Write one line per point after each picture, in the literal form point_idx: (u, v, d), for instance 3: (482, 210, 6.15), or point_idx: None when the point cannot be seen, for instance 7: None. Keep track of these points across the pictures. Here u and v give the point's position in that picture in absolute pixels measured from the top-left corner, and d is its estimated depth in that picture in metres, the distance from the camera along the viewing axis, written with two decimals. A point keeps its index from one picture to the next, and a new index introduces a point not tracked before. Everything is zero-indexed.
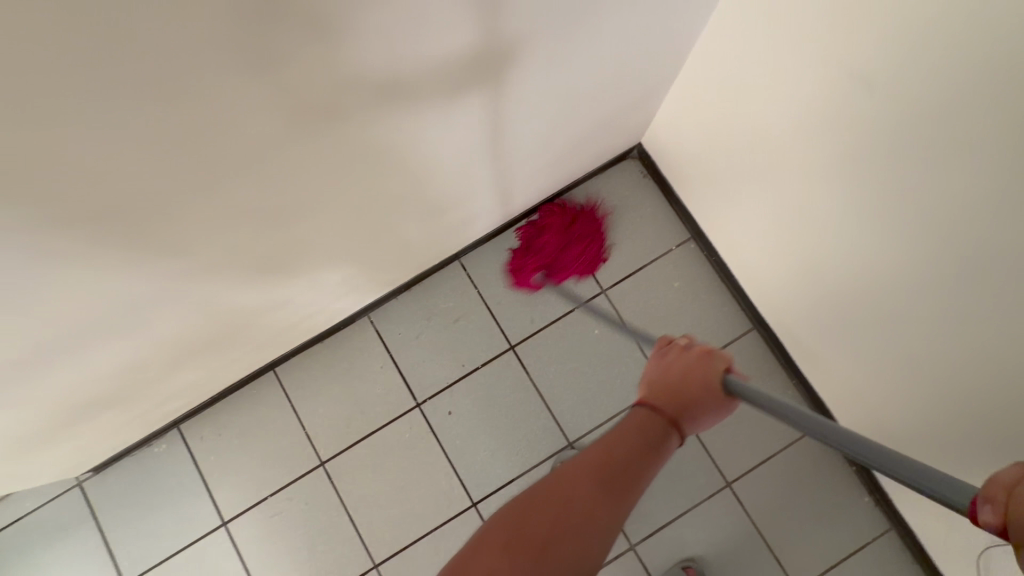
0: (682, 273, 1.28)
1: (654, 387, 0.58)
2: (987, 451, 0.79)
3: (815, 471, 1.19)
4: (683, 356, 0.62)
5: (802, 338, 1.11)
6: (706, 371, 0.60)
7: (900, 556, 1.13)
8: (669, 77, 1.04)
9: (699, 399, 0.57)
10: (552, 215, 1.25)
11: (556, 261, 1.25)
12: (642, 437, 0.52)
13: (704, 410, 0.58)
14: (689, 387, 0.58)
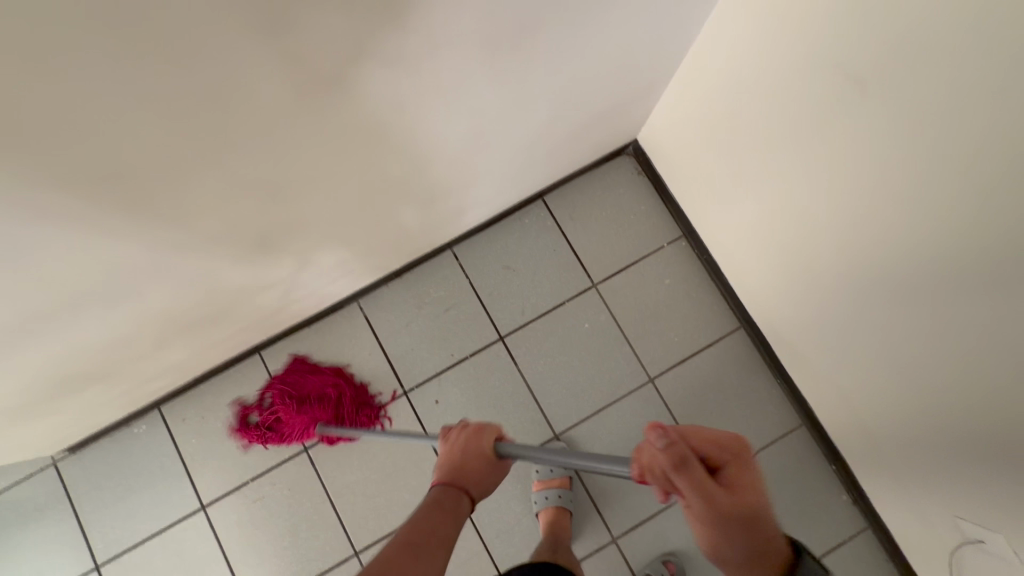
0: (672, 271, 1.29)
1: (448, 469, 0.66)
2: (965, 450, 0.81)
3: (795, 469, 1.21)
4: (460, 434, 0.69)
5: (788, 338, 1.12)
6: (479, 445, 0.68)
7: (875, 553, 1.16)
8: (667, 75, 1.05)
9: (481, 475, 0.66)
10: (288, 377, 1.24)
11: (284, 424, 1.22)
12: (429, 519, 0.59)
13: (485, 484, 0.67)
14: (469, 467, 0.66)
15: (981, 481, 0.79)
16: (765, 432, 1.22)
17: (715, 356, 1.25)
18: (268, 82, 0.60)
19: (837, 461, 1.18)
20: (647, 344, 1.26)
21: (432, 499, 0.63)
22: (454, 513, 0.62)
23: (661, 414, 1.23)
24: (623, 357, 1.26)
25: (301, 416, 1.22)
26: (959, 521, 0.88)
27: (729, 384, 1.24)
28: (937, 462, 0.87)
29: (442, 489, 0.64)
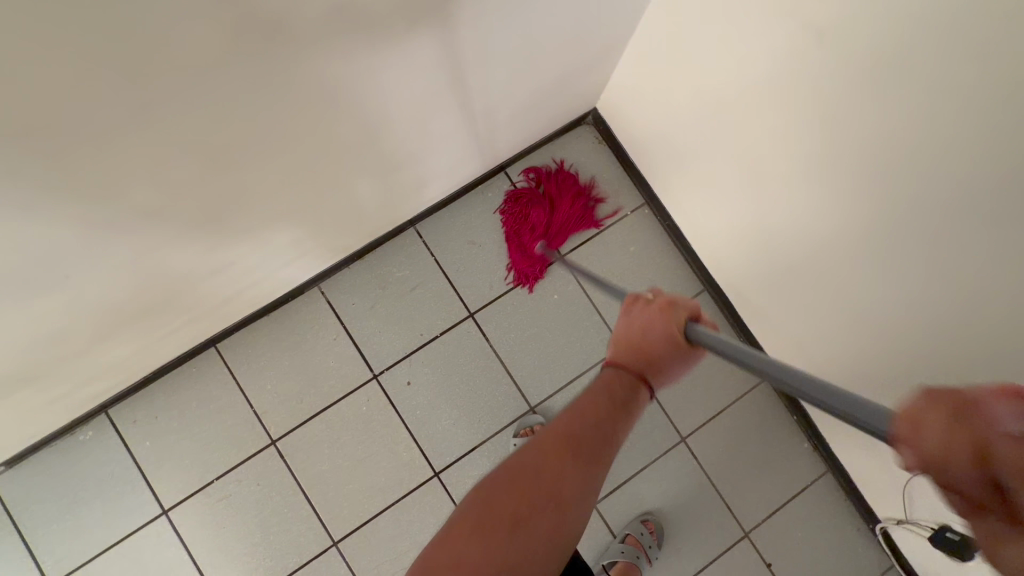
0: (637, 238, 1.30)
1: (625, 348, 0.60)
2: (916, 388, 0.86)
3: (761, 422, 1.26)
4: (646, 308, 0.61)
5: (750, 296, 1.16)
6: (667, 325, 0.59)
7: (835, 494, 1.23)
8: (625, 37, 1.04)
9: (664, 359, 0.59)
10: (511, 207, 1.27)
11: (522, 251, 1.26)
12: (607, 399, 0.57)
13: (664, 375, 0.61)
14: (654, 346, 0.59)
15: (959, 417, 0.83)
16: (731, 389, 1.26)
17: None
18: (213, 30, 0.55)
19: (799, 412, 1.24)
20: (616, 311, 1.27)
21: (619, 368, 0.59)
22: (635, 393, 0.58)
23: None
24: (594, 325, 1.26)
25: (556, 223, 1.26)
26: None
27: None
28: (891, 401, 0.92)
29: (626, 362, 0.59)
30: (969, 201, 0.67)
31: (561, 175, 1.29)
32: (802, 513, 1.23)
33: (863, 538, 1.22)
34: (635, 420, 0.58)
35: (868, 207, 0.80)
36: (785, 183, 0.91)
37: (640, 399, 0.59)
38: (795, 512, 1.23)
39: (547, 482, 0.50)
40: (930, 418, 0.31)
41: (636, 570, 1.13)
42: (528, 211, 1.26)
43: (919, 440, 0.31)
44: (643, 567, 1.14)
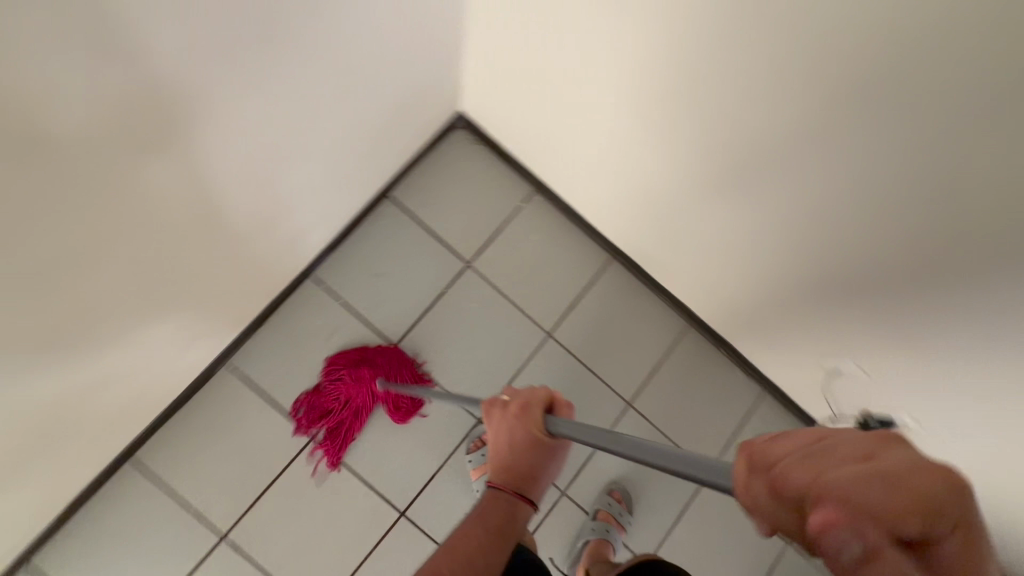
0: (536, 226, 1.31)
1: (498, 465, 0.66)
2: None
3: (695, 366, 1.31)
4: (503, 418, 0.68)
5: (651, 253, 1.21)
6: (525, 425, 0.66)
7: (776, 410, 1.31)
8: (461, 36, 1.04)
9: (532, 459, 0.65)
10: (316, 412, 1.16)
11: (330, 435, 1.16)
12: (486, 522, 0.61)
13: (538, 478, 0.66)
14: (519, 451, 0.65)
15: (864, 314, 0.92)
16: (661, 343, 1.31)
17: (601, 292, 1.31)
18: None
19: (726, 347, 1.31)
20: (535, 301, 1.29)
21: (496, 487, 0.65)
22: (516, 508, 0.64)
23: (569, 362, 1.27)
24: (518, 320, 1.27)
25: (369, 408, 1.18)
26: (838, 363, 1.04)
27: (620, 312, 1.31)
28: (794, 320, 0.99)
29: (501, 482, 0.65)
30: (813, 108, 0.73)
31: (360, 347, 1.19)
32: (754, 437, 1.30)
33: None
34: (522, 532, 0.63)
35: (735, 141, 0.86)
36: (658, 137, 0.96)
37: (522, 514, 0.64)
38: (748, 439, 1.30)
39: None
40: (753, 470, 0.32)
41: (611, 545, 1.16)
42: (331, 391, 1.17)
43: (747, 487, 0.32)
44: (616, 539, 1.17)
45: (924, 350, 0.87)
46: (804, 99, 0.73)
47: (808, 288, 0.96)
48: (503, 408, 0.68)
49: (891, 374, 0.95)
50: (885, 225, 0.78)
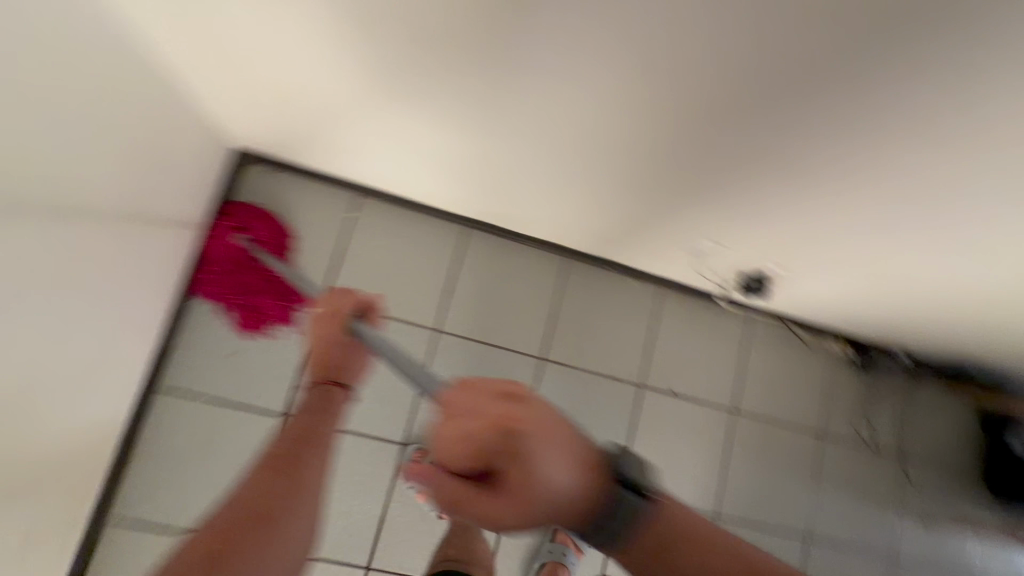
0: (376, 230, 1.22)
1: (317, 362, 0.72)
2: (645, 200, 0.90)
3: (589, 295, 1.29)
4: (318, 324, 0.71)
5: (496, 211, 1.15)
6: (333, 329, 0.71)
7: (678, 300, 1.32)
8: (182, 85, 0.87)
9: (346, 359, 0.71)
10: (211, 284, 1.10)
11: (237, 300, 1.11)
12: (311, 411, 0.68)
13: (355, 370, 0.72)
14: (333, 351, 0.71)
15: (698, 194, 0.90)
16: (548, 288, 1.28)
17: (470, 267, 1.25)
18: None
19: (609, 264, 1.28)
20: (410, 304, 1.21)
21: (316, 382, 0.71)
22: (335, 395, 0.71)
23: (467, 348, 1.22)
24: (401, 331, 1.20)
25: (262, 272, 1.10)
26: (703, 243, 1.03)
27: (497, 277, 1.26)
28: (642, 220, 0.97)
29: (321, 377, 0.71)
30: (549, 45, 0.65)
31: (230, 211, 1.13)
32: (669, 334, 1.31)
33: (719, 315, 1.34)
34: (342, 417, 0.70)
35: (509, 98, 0.77)
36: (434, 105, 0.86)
37: (341, 399, 0.71)
38: (664, 338, 1.31)
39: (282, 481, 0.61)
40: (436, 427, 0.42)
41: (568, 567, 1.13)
42: (220, 259, 1.11)
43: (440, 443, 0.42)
44: (572, 560, 1.14)
45: (765, 201, 0.86)
46: (539, 40, 0.65)
47: (640, 189, 0.93)
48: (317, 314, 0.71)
49: (742, 233, 0.96)
50: (667, 119, 0.74)
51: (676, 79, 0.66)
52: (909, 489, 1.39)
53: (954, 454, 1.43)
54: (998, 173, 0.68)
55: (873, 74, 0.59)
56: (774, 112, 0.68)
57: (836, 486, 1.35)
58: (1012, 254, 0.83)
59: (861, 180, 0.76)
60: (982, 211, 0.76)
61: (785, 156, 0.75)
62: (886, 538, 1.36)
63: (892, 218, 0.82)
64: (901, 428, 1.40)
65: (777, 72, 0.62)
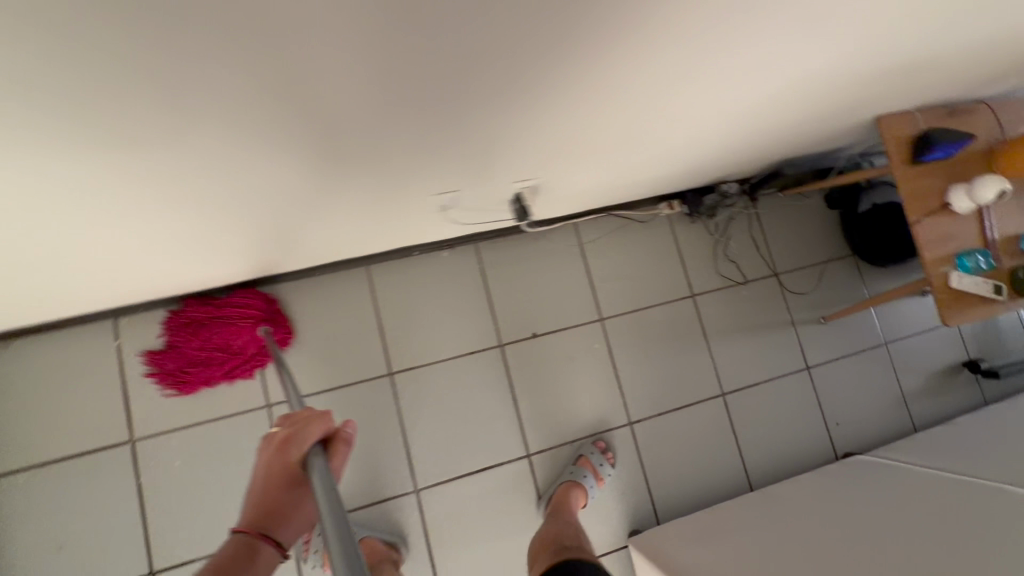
0: (152, 342, 1.09)
1: (254, 498, 0.55)
2: (344, 196, 0.81)
3: (407, 288, 1.22)
4: (270, 452, 0.56)
5: (253, 266, 1.05)
6: (283, 461, 0.55)
7: (495, 246, 1.27)
8: None
9: (288, 499, 0.56)
10: (177, 338, 1.07)
11: (186, 365, 1.07)
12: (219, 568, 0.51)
13: (302, 514, 0.56)
14: (277, 491, 0.56)
15: (400, 175, 0.80)
16: (364, 304, 1.19)
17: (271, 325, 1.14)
18: None
19: (409, 249, 1.21)
20: (227, 396, 1.10)
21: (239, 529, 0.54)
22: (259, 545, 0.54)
23: (309, 404, 1.13)
24: (231, 426, 1.09)
25: (229, 368, 1.08)
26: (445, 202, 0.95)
27: (305, 321, 1.16)
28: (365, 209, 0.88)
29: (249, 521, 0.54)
30: (50, 168, 0.52)
31: (251, 297, 1.11)
32: (503, 282, 1.26)
33: (542, 239, 1.29)
34: None
35: (102, 208, 0.64)
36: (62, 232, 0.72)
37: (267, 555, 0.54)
38: (500, 288, 1.26)
39: None
40: None
41: (586, 490, 1.16)
42: (201, 325, 1.07)
43: None
44: (591, 484, 1.17)
45: (463, 154, 0.77)
46: (39, 168, 0.51)
47: (345, 197, 0.82)
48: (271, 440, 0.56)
49: (472, 178, 0.88)
50: (272, 160, 0.62)
51: (215, 136, 0.53)
52: (796, 300, 1.39)
53: (822, 246, 1.43)
54: (622, 57, 0.59)
55: (393, 58, 0.48)
56: (353, 116, 0.57)
57: (727, 335, 1.34)
58: (712, 86, 0.77)
59: (525, 107, 0.67)
60: (647, 79, 0.68)
61: (420, 131, 0.65)
62: (795, 355, 1.37)
63: (580, 116, 0.74)
64: (760, 249, 1.40)
65: (302, 96, 0.50)
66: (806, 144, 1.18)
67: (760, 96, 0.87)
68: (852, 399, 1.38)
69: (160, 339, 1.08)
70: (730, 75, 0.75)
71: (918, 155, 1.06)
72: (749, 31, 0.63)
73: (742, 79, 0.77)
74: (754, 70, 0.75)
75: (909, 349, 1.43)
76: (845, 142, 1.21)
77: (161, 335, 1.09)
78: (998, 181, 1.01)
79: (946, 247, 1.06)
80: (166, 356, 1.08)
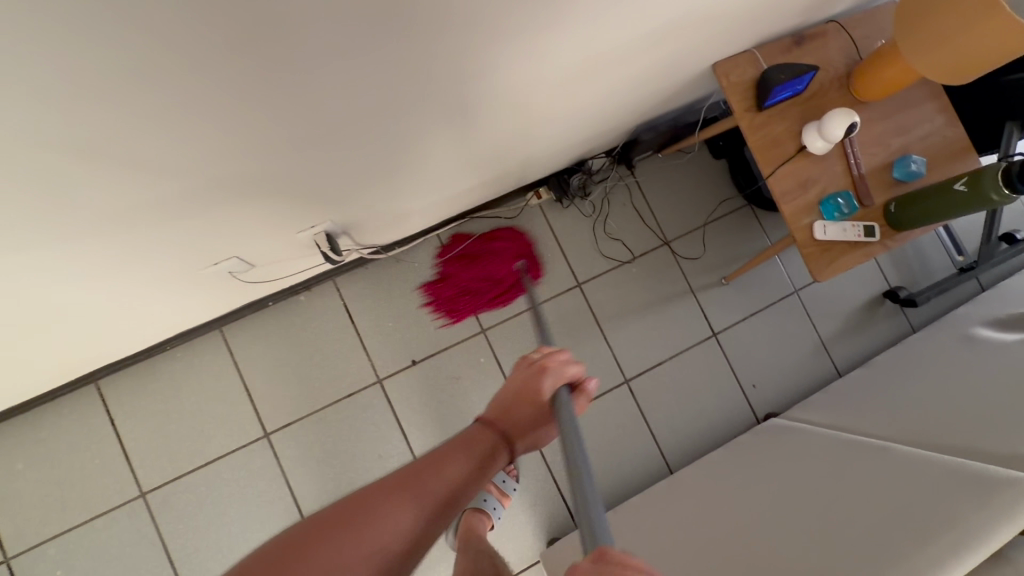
0: (7, 456, 1.05)
1: (500, 400, 0.57)
2: (94, 281, 0.74)
3: (268, 340, 1.16)
4: (524, 371, 0.58)
5: (76, 364, 0.98)
6: (536, 385, 0.56)
7: (354, 277, 1.20)
8: None
9: (527, 418, 0.56)
10: (451, 269, 1.21)
11: (457, 294, 1.21)
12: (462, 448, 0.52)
13: (530, 433, 0.57)
14: (523, 403, 0.56)
15: (138, 251, 0.72)
16: (225, 367, 1.14)
17: (131, 408, 1.10)
18: None
19: (260, 300, 1.14)
20: (98, 494, 1.07)
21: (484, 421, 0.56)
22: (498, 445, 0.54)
23: (186, 484, 1.09)
24: (108, 522, 1.06)
25: (495, 296, 1.22)
26: (236, 261, 0.88)
27: (166, 398, 1.11)
28: (140, 283, 0.81)
29: (492, 417, 0.56)
30: None
31: (512, 234, 1.24)
32: (370, 313, 1.19)
33: (405, 258, 1.21)
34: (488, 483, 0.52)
35: None
36: None
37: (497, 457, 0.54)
38: (366, 319, 1.19)
39: (381, 511, 0.44)
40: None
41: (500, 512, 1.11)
42: (472, 257, 1.21)
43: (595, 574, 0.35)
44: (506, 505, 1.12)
45: (188, 215, 0.68)
46: None
47: (102, 281, 0.76)
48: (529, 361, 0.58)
49: (244, 231, 0.80)
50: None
51: None
52: (691, 266, 1.31)
53: (713, 201, 1.34)
54: (244, 102, 0.50)
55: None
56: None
57: (621, 318, 1.27)
58: (446, 96, 0.68)
59: (199, 167, 0.58)
60: (326, 112, 0.59)
61: (72, 216, 0.57)
62: (698, 325, 1.29)
63: (295, 159, 0.66)
64: (647, 218, 1.31)
65: None
66: (653, 105, 1.08)
67: (528, 86, 0.76)
68: (768, 356, 1.31)
69: (435, 268, 1.22)
70: (459, 78, 0.65)
71: (760, 100, 0.95)
72: (411, 41, 0.53)
73: (476, 82, 0.67)
74: (482, 72, 0.66)
75: (824, 291, 1.35)
76: (696, 93, 1.10)
77: (284, 323, 1.16)
78: (846, 115, 0.91)
79: (806, 194, 0.96)
80: (442, 280, 1.22)
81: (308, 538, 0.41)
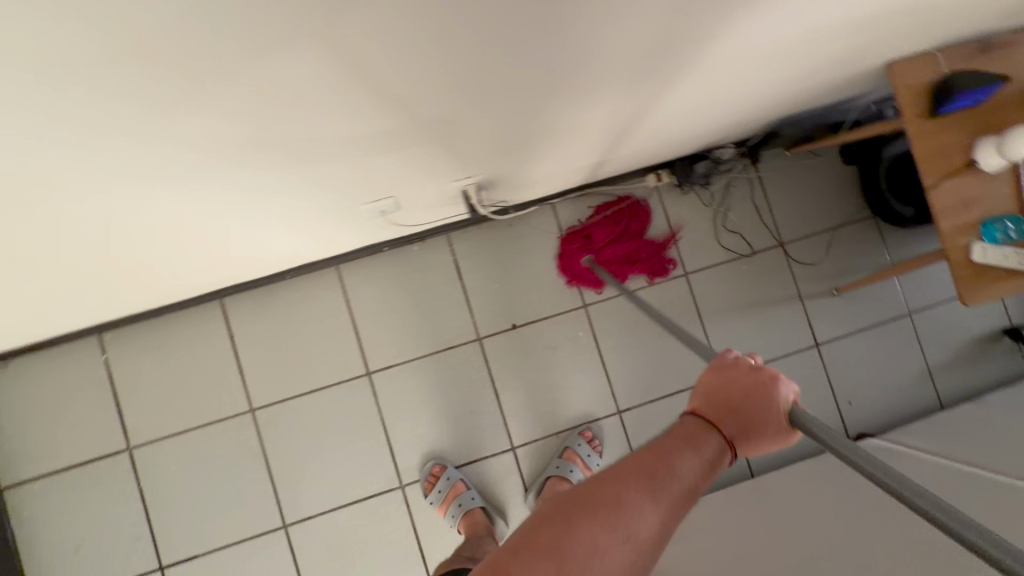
0: (139, 355, 1.13)
1: (715, 395, 0.54)
2: (270, 204, 0.78)
3: (379, 285, 1.19)
4: (742, 375, 0.54)
5: (215, 281, 1.04)
6: (760, 391, 0.53)
7: (468, 235, 1.21)
8: None
9: (753, 422, 0.52)
10: (597, 228, 1.21)
11: (597, 253, 1.21)
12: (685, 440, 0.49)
13: (755, 440, 0.52)
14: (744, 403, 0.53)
15: (325, 184, 0.75)
16: (337, 304, 1.18)
17: (250, 329, 1.16)
18: None
19: (378, 245, 1.17)
20: (213, 403, 1.14)
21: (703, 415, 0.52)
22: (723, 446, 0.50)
23: (291, 407, 1.15)
24: (219, 430, 1.13)
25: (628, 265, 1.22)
26: (383, 203, 0.90)
27: (280, 326, 1.16)
28: (301, 212, 0.84)
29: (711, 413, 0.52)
30: None
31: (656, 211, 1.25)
32: (478, 272, 1.21)
33: (519, 224, 1.22)
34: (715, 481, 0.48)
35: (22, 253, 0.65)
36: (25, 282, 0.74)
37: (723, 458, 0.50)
38: (474, 278, 1.21)
39: (625, 497, 0.42)
40: None
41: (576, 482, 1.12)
42: (620, 221, 1.22)
43: None
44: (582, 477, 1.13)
45: (377, 154, 0.70)
46: None
47: (276, 206, 0.79)
48: (745, 365, 0.55)
49: (407, 174, 0.82)
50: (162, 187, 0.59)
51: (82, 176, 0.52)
52: (803, 271, 1.27)
53: (835, 208, 1.28)
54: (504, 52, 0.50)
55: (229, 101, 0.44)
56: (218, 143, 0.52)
57: (723, 314, 1.25)
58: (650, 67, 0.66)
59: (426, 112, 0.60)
60: (542, 76, 0.59)
61: (300, 143, 0.60)
62: (801, 333, 1.26)
63: (489, 115, 0.67)
64: (765, 216, 1.27)
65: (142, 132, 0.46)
66: (808, 99, 1.03)
67: (714, 69, 0.74)
68: (868, 375, 1.27)
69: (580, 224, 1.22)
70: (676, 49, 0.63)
71: (935, 107, 0.91)
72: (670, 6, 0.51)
73: (682, 56, 0.66)
74: (695, 45, 0.64)
75: (939, 318, 1.29)
76: (854, 92, 1.04)
77: (396, 270, 1.19)
78: None
79: (965, 214, 0.91)
80: (585, 237, 1.21)
81: (559, 519, 0.41)
